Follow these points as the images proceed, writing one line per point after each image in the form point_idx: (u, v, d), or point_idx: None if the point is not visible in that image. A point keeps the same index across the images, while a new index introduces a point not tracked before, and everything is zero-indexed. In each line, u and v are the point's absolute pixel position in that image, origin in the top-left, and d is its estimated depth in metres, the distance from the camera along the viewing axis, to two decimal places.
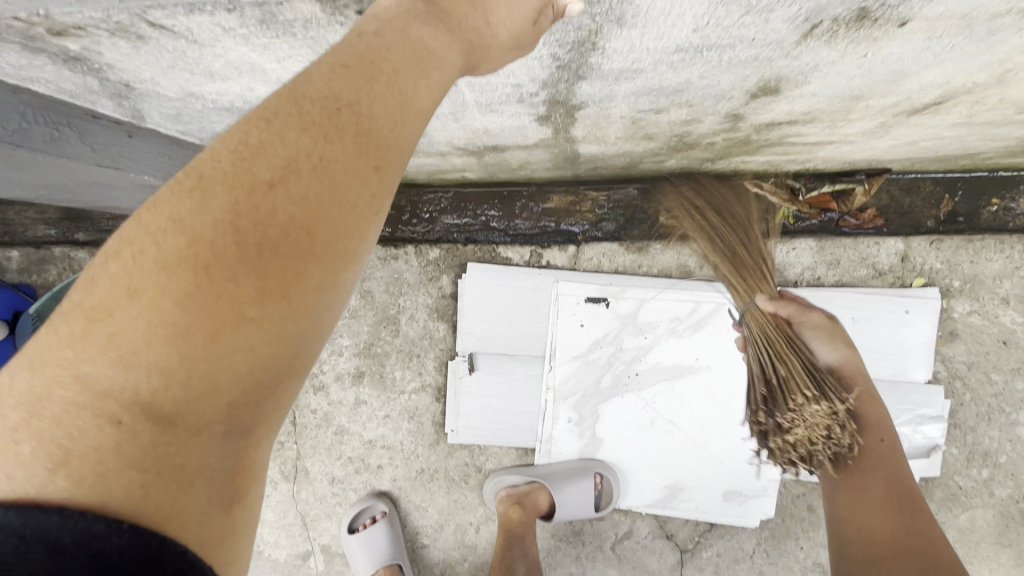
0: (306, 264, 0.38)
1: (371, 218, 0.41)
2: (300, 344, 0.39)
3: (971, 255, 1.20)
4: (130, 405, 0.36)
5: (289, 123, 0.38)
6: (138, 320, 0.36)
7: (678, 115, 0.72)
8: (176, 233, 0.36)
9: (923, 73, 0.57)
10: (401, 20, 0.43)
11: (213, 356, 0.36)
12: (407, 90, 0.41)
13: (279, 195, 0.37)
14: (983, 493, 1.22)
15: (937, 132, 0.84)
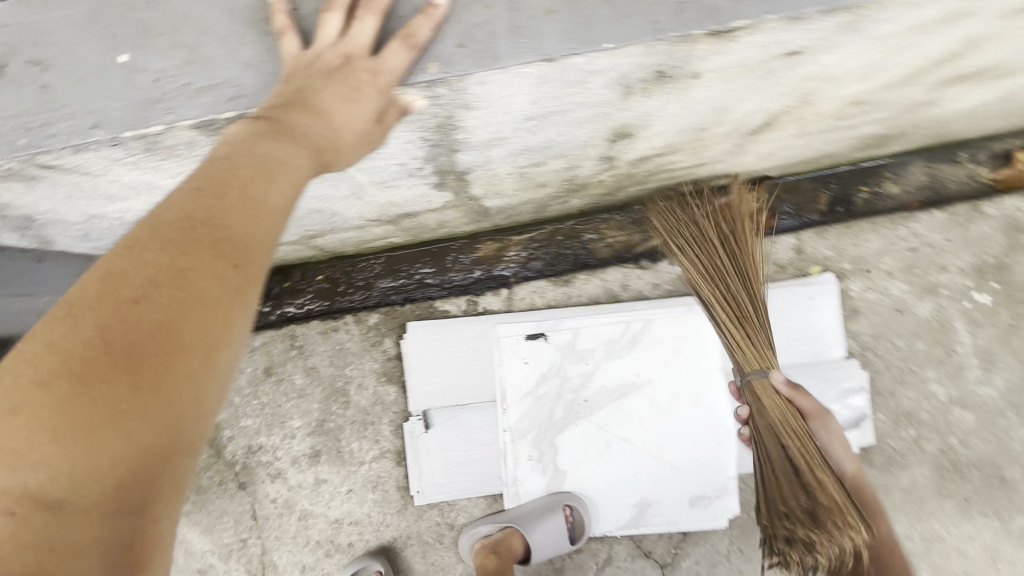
0: (176, 361, 0.43)
1: (241, 310, 0.46)
2: (187, 427, 0.44)
3: (853, 239, 1.35)
4: (21, 498, 0.41)
5: (150, 244, 0.45)
6: (19, 432, 0.41)
7: (558, 165, 0.81)
8: (50, 355, 0.42)
9: (739, 106, 0.68)
10: (252, 139, 0.50)
11: (94, 450, 0.41)
12: (263, 195, 0.48)
13: (145, 306, 0.43)
14: (916, 451, 1.32)
15: (786, 143, 0.97)
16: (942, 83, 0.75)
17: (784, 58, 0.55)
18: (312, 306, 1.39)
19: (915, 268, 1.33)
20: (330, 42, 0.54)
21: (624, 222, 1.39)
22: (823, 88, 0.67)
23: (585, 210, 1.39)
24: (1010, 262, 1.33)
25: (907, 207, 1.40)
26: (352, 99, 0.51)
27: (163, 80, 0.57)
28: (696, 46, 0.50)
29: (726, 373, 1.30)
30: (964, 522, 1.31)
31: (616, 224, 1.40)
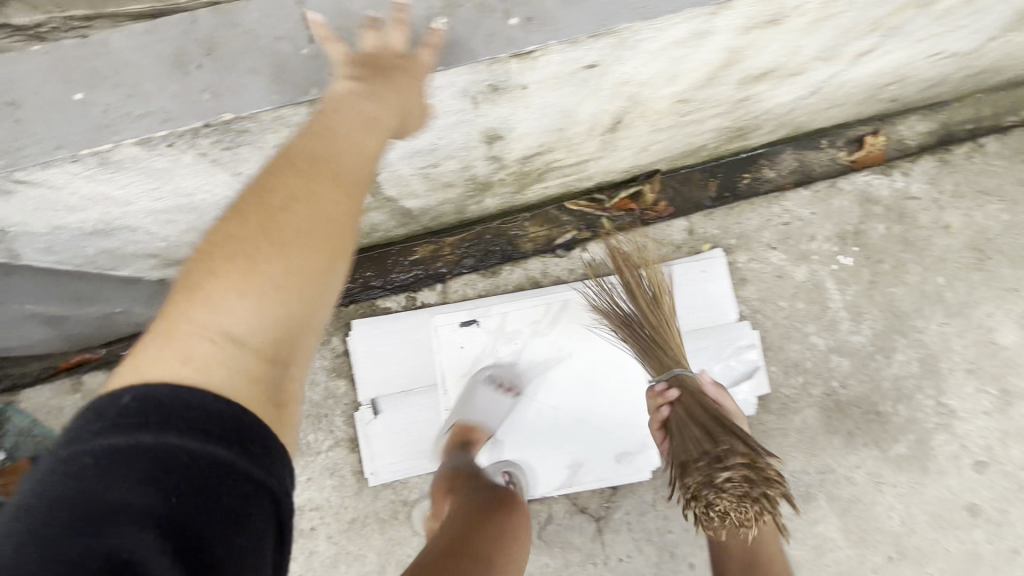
0: (293, 263, 0.63)
1: (339, 233, 0.65)
2: (299, 311, 0.64)
3: (736, 218, 1.56)
4: (234, 336, 0.62)
5: (280, 179, 0.64)
6: (224, 288, 0.62)
7: (453, 166, 0.99)
8: (209, 253, 0.63)
9: (580, 108, 0.88)
10: (354, 98, 0.66)
11: (274, 309, 0.63)
12: (347, 147, 0.65)
13: (294, 220, 0.63)
14: (805, 396, 1.52)
15: (650, 138, 1.17)
16: (743, 83, 0.97)
17: (586, 70, 0.73)
18: None
19: (789, 239, 1.56)
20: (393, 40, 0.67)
21: (542, 218, 1.60)
22: (641, 91, 0.87)
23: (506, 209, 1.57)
24: (866, 229, 1.57)
25: (783, 187, 1.66)
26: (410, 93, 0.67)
27: (110, 109, 0.72)
28: (509, 64, 0.68)
29: (637, 341, 1.49)
30: (851, 454, 1.52)
31: (535, 221, 1.61)
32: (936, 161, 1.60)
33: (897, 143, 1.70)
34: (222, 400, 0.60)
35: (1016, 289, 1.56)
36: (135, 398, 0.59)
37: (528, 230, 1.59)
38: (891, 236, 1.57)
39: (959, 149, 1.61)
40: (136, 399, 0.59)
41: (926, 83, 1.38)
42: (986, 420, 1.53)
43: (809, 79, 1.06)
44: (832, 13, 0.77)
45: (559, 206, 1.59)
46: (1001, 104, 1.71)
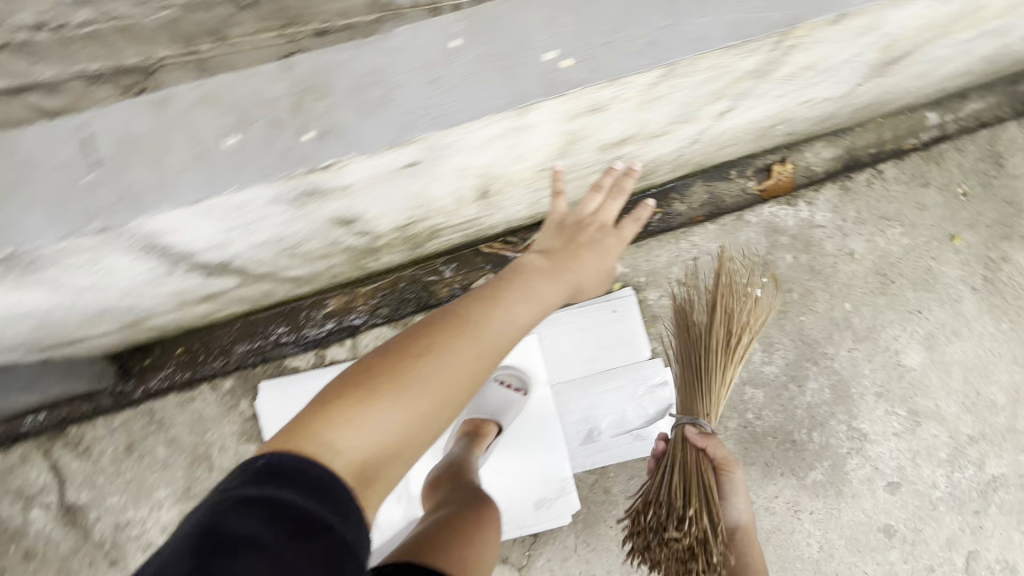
0: (427, 393, 0.79)
1: (451, 376, 0.81)
2: (410, 427, 0.78)
3: (646, 255, 1.57)
4: (391, 427, 0.77)
5: (431, 330, 0.84)
6: (416, 389, 0.79)
7: (319, 244, 0.97)
8: (376, 369, 0.80)
9: (431, 190, 0.87)
10: (533, 272, 0.93)
11: (450, 405, 0.81)
12: (502, 318, 0.86)
13: (467, 347, 0.82)
14: (721, 429, 1.54)
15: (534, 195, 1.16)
16: (604, 149, 0.97)
17: (408, 168, 0.72)
18: (174, 377, 1.46)
19: (698, 274, 1.58)
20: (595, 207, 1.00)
21: (456, 264, 1.60)
22: (491, 169, 0.86)
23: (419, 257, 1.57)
24: (773, 259, 1.59)
25: (694, 221, 1.67)
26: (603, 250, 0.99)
27: None
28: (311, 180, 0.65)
29: (549, 386, 1.50)
30: (769, 484, 1.54)
31: (450, 267, 1.61)
32: (838, 189, 1.63)
33: (804, 171, 1.72)
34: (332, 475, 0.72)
35: (918, 311, 1.61)
36: (263, 468, 0.70)
37: (443, 277, 1.59)
38: (798, 266, 1.60)
39: (859, 177, 1.64)
40: (265, 470, 0.70)
41: (815, 120, 1.41)
42: (896, 441, 1.58)
43: (679, 137, 1.07)
44: (662, 97, 0.77)
45: (473, 251, 1.60)
46: (900, 129, 1.76)
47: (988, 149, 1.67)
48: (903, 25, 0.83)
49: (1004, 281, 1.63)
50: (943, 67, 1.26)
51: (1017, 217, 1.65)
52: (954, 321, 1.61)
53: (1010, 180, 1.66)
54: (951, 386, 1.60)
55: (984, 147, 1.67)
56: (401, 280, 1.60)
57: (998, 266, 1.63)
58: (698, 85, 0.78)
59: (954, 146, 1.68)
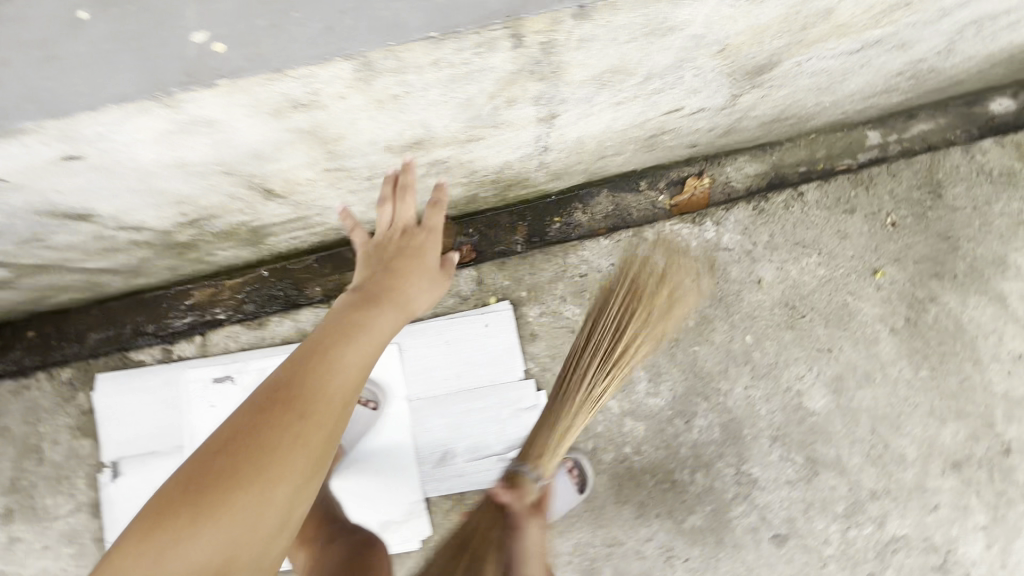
0: (268, 489, 0.71)
1: (291, 459, 0.72)
2: (242, 535, 0.69)
3: (529, 268, 1.45)
4: (230, 542, 0.68)
5: (245, 423, 0.74)
6: (247, 491, 0.70)
7: (74, 237, 0.87)
8: (184, 489, 0.71)
9: (166, 187, 0.76)
10: (350, 310, 0.86)
11: (297, 491, 0.73)
12: (335, 369, 0.78)
13: (300, 421, 0.74)
14: (595, 462, 1.42)
15: (358, 197, 1.05)
16: (398, 151, 0.85)
17: (77, 160, 0.64)
18: (23, 362, 1.38)
19: (584, 292, 1.45)
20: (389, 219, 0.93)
21: (334, 262, 1.46)
22: (232, 168, 0.75)
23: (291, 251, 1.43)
24: (670, 282, 1.46)
25: (598, 233, 1.50)
26: (422, 259, 0.93)
27: None
28: None
29: (407, 402, 1.39)
30: (642, 525, 1.42)
31: (328, 264, 1.46)
32: (751, 210, 1.48)
33: (722, 186, 1.55)
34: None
35: (828, 350, 1.46)
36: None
37: (320, 274, 1.45)
38: (697, 291, 1.46)
39: (777, 198, 1.49)
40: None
41: (711, 132, 1.26)
42: (789, 490, 1.44)
43: (507, 143, 0.95)
44: (406, 97, 0.66)
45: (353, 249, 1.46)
46: (835, 148, 1.57)
47: (925, 176, 1.51)
48: (714, 27, 0.70)
49: (928, 324, 1.48)
50: (846, 80, 1.11)
51: (951, 254, 1.49)
52: (866, 365, 1.46)
53: (946, 213, 1.50)
54: (857, 435, 1.45)
55: (920, 174, 1.51)
56: (272, 275, 1.45)
57: (923, 306, 1.48)
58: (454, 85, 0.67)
59: (887, 171, 1.51)
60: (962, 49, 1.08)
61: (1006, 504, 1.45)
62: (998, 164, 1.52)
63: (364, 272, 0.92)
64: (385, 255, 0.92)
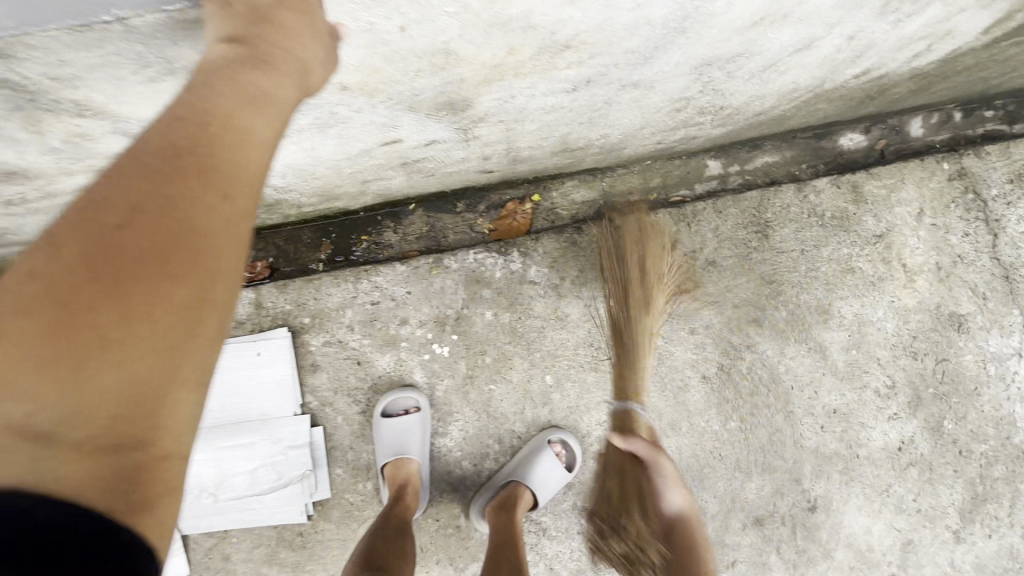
0: (232, 208, 0.51)
1: (234, 178, 0.52)
2: (177, 326, 0.47)
3: (314, 292, 1.34)
4: (185, 276, 0.48)
5: (117, 190, 0.48)
6: (214, 208, 0.50)
7: None
8: (45, 287, 0.45)
9: None
10: (229, 68, 0.53)
11: (246, 225, 0.53)
12: (257, 95, 0.54)
13: (253, 126, 0.53)
14: (373, 503, 1.33)
15: (31, 218, 0.92)
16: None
17: None
18: None
19: (375, 321, 1.35)
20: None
21: None
22: None
23: None
24: (469, 314, 1.36)
25: (407, 256, 1.39)
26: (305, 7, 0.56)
27: None
28: None
29: None
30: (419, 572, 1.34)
31: None
32: (561, 243, 1.39)
33: (546, 213, 1.44)
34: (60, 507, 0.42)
35: None
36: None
37: None
38: (496, 326, 1.37)
39: (592, 230, 1.40)
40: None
41: (491, 160, 1.15)
42: (580, 540, 1.36)
43: None
44: None
45: None
46: (671, 177, 1.47)
47: (753, 215, 1.42)
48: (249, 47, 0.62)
49: (742, 374, 1.39)
50: (609, 115, 0.99)
51: (773, 299, 1.41)
52: (672, 412, 1.38)
53: (771, 255, 1.41)
54: None
55: (748, 213, 1.42)
56: None
57: (738, 354, 1.39)
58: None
59: (714, 208, 1.41)
60: (732, 89, 0.97)
61: (807, 563, 1.40)
62: (832, 206, 1.43)
63: (225, 23, 0.55)
64: (239, 12, 0.55)
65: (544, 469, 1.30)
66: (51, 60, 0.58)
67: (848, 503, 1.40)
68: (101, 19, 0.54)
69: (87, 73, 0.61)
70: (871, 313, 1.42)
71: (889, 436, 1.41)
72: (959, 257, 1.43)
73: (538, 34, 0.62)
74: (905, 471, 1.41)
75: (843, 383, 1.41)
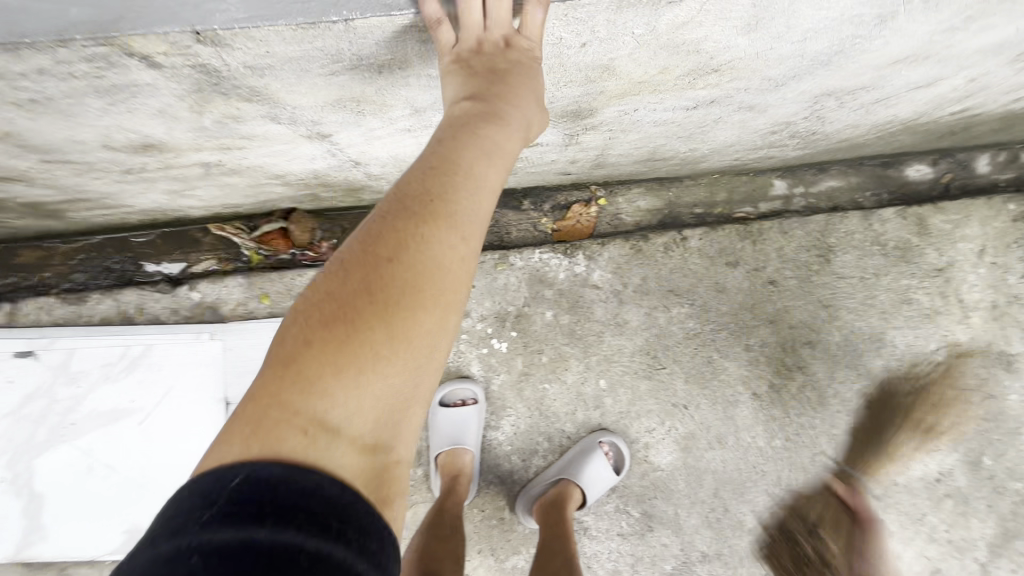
0: (467, 253, 0.58)
1: (472, 226, 0.58)
2: (420, 357, 0.56)
3: None
4: (431, 315, 0.56)
5: (384, 231, 0.56)
6: (457, 254, 0.57)
7: None
8: (331, 311, 0.54)
9: None
10: (475, 124, 0.59)
11: (471, 264, 0.60)
12: (493, 145, 0.60)
13: (487, 174, 0.59)
14: (422, 489, 1.35)
15: (137, 188, 0.93)
16: (134, 150, 0.75)
17: None
18: None
19: None
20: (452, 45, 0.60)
21: (182, 241, 1.36)
22: None
23: (131, 223, 1.32)
24: (529, 313, 1.38)
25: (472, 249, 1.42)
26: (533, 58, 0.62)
27: None
28: None
29: (225, 404, 1.32)
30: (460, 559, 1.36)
31: (173, 242, 1.36)
32: (628, 248, 1.39)
33: (610, 218, 1.45)
34: (338, 485, 0.52)
35: (684, 406, 1.39)
36: (246, 479, 0.50)
37: (162, 254, 1.35)
38: (555, 326, 1.38)
39: (658, 239, 1.40)
40: (249, 479, 0.50)
41: (577, 164, 1.15)
42: (619, 542, 1.39)
43: (290, 155, 0.85)
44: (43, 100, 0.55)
45: (203, 230, 1.36)
46: (737, 193, 1.47)
47: (817, 238, 1.43)
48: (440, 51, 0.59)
49: (792, 394, 1.41)
50: (710, 132, 0.99)
51: (829, 323, 1.42)
52: (720, 426, 1.40)
53: (831, 280, 1.42)
54: (698, 496, 1.40)
55: (813, 236, 1.42)
56: (110, 246, 1.34)
57: (790, 375, 1.41)
58: (133, 88, 0.60)
59: (780, 228, 1.42)
60: (836, 117, 0.98)
61: None
62: (895, 236, 1.44)
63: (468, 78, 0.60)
64: (480, 70, 0.60)
65: (593, 471, 1.31)
66: (258, 51, 0.56)
67: (882, 528, 1.43)
68: (333, 18, 0.53)
69: (282, 65, 0.59)
70: (924, 346, 1.43)
71: (928, 467, 1.43)
72: (1016, 297, 1.45)
73: (698, 58, 0.62)
74: (940, 502, 1.44)
75: (889, 411, 1.43)
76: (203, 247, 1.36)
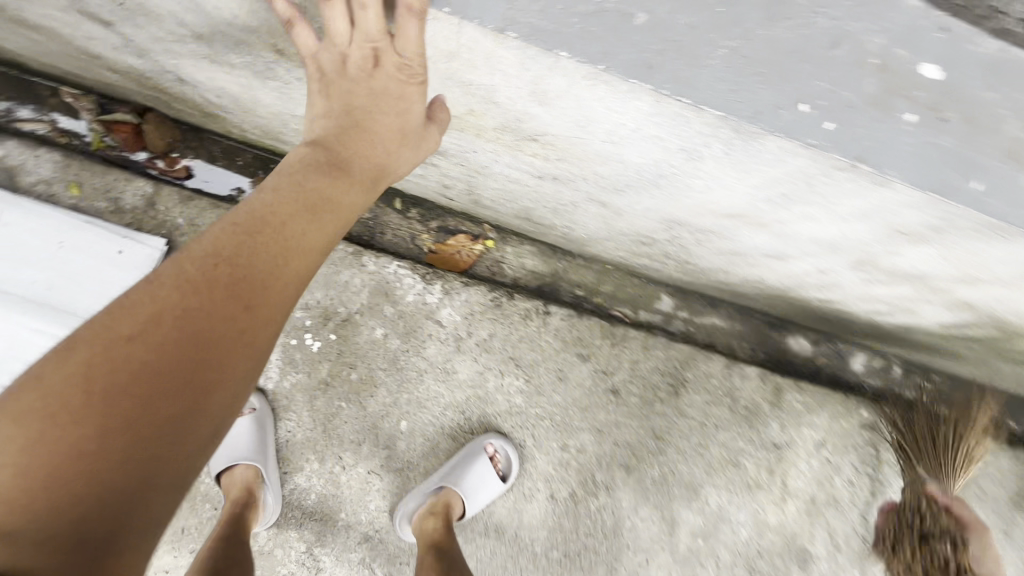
0: (265, 304, 0.59)
1: (273, 280, 0.60)
2: (183, 412, 0.52)
3: (214, 219, 1.19)
4: (199, 365, 0.53)
5: (167, 285, 0.55)
6: (251, 304, 0.58)
7: None
8: (73, 363, 0.50)
9: None
10: (307, 171, 0.64)
11: (272, 319, 0.60)
12: (318, 205, 0.64)
13: (307, 234, 0.62)
14: None
15: None
16: None
17: None
18: None
19: None
20: (316, 47, 0.62)
21: (20, 90, 1.17)
22: None
23: None
24: (358, 322, 1.25)
25: None
26: (403, 109, 0.65)
27: None
28: None
29: None
30: (167, 552, 1.19)
31: (11, 87, 1.17)
32: (486, 300, 1.30)
33: (490, 263, 1.35)
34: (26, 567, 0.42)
35: None
36: None
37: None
38: (378, 347, 1.26)
39: (521, 303, 1.31)
40: None
41: (451, 190, 1.05)
42: None
43: (82, 30, 0.72)
44: None
45: (49, 88, 1.18)
46: (623, 292, 1.41)
47: (674, 367, 1.37)
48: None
49: (588, 512, 1.32)
50: (574, 214, 0.92)
51: (653, 455, 1.35)
52: (503, 513, 1.31)
53: (673, 413, 1.36)
54: None
55: (670, 363, 1.37)
56: None
57: (593, 491, 1.33)
58: None
59: (644, 342, 1.36)
60: (699, 253, 0.91)
61: None
62: (749, 396, 1.40)
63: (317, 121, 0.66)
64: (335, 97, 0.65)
65: (477, 480, 1.22)
66: None
67: None
68: None
69: None
70: (733, 512, 1.38)
71: None
72: (835, 500, 1.42)
73: (499, 110, 0.65)
74: None
75: (676, 565, 1.36)
76: (40, 107, 1.18)
